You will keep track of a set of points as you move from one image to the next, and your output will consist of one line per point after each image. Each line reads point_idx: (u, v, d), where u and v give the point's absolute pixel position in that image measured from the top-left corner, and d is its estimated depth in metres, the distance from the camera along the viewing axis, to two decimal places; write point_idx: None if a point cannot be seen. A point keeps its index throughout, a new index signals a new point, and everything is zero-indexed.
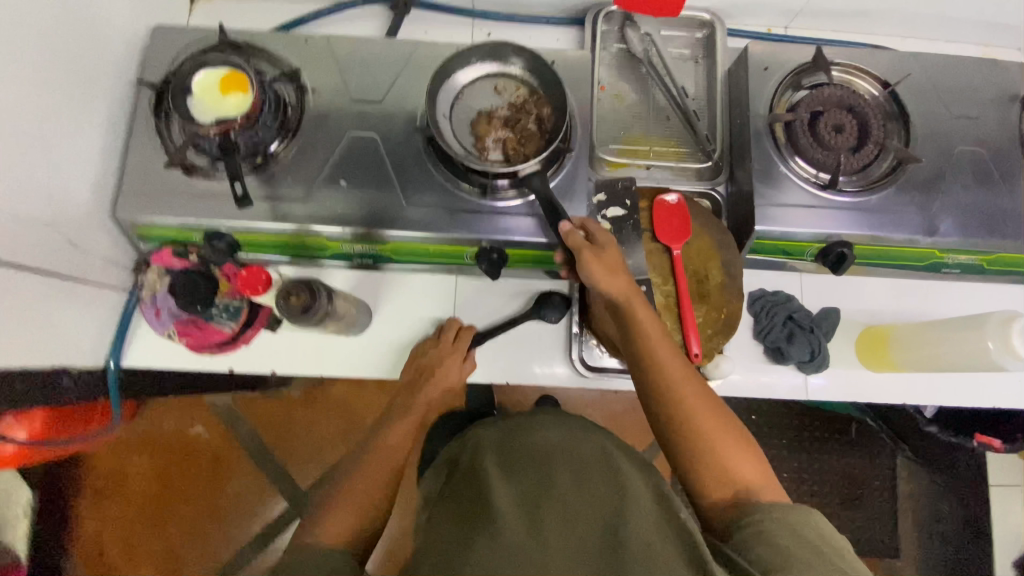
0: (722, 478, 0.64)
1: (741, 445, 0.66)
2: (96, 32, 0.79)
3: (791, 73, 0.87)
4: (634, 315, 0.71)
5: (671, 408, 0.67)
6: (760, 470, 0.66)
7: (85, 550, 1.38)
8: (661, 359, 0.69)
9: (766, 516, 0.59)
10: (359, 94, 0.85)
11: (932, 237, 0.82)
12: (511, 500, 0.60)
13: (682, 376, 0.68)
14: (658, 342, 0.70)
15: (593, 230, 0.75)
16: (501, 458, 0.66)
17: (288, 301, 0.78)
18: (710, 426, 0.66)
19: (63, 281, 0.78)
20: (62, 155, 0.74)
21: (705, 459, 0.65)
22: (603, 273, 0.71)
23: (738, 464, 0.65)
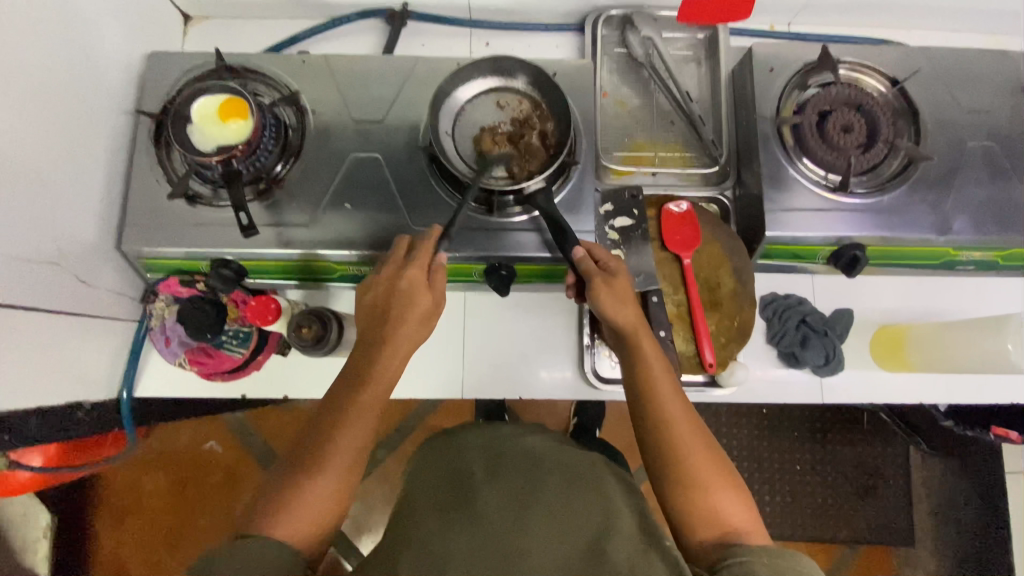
0: (712, 520, 0.62)
1: (733, 488, 0.64)
2: (92, 64, 0.78)
3: (798, 73, 0.86)
4: (636, 347, 0.70)
5: (664, 443, 0.66)
6: (749, 514, 0.63)
7: (105, 569, 1.39)
8: (660, 389, 0.68)
9: (757, 558, 0.56)
10: (359, 113, 0.84)
11: (946, 235, 0.81)
12: (500, 507, 0.61)
13: (681, 411, 0.68)
14: (659, 377, 0.69)
15: (602, 256, 0.75)
16: (491, 468, 0.67)
17: (299, 333, 0.81)
18: (702, 464, 0.65)
19: (73, 317, 0.77)
20: (66, 191, 0.74)
21: (696, 499, 0.63)
22: (614, 302, 0.71)
23: (729, 506, 0.63)
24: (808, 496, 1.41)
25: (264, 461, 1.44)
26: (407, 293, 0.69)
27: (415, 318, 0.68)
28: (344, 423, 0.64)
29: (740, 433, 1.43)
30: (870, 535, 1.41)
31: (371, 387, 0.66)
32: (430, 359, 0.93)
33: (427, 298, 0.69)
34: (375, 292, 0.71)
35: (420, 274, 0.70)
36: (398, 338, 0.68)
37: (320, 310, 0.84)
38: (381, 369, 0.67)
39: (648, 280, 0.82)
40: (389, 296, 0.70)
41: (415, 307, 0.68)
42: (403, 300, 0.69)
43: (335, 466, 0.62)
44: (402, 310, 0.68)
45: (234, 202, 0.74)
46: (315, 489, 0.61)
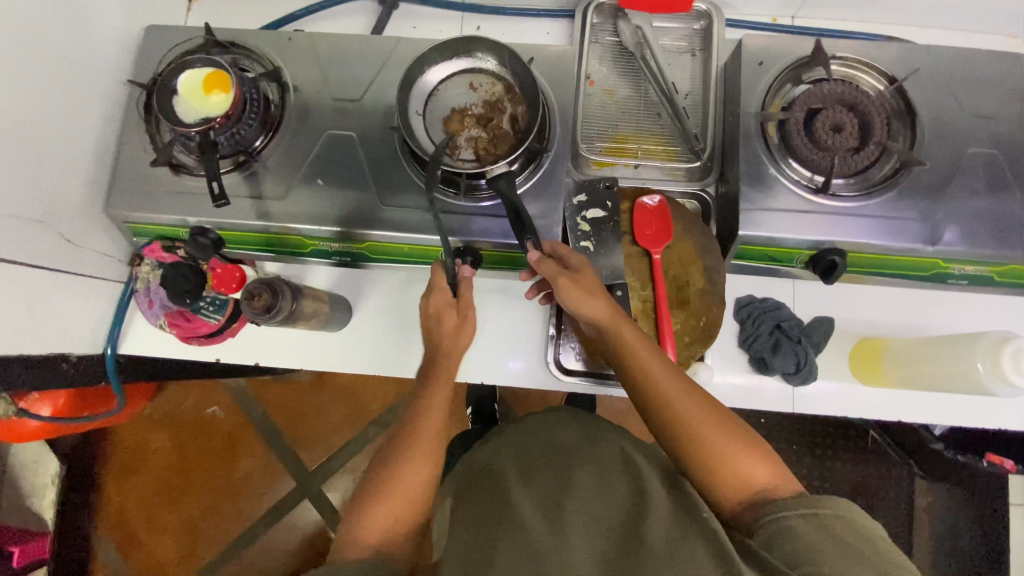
0: (733, 482, 0.62)
1: (748, 448, 0.63)
2: (88, 34, 0.82)
3: (788, 68, 0.82)
4: (616, 337, 0.70)
5: (669, 423, 0.66)
6: (771, 468, 0.63)
7: (108, 517, 1.48)
8: (652, 370, 0.68)
9: (796, 512, 0.56)
10: (340, 92, 0.85)
11: (934, 245, 0.76)
12: (531, 505, 0.62)
13: (675, 384, 0.67)
14: (648, 358, 0.68)
15: (564, 254, 0.75)
16: (520, 469, 0.70)
17: (253, 302, 0.79)
18: (712, 433, 0.64)
19: (60, 273, 0.82)
20: (55, 154, 0.78)
21: (711, 467, 0.63)
22: (580, 294, 0.70)
23: (747, 465, 0.62)
24: None
25: (260, 428, 1.50)
26: (435, 317, 0.70)
27: (450, 331, 0.69)
28: (409, 448, 0.65)
29: None
30: None
31: (423, 411, 0.67)
32: (401, 339, 0.94)
33: (453, 314, 0.70)
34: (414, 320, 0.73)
35: (441, 296, 0.71)
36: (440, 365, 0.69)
37: (272, 280, 0.82)
38: (425, 398, 0.68)
39: (614, 274, 0.81)
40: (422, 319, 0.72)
41: (449, 322, 0.70)
42: (433, 320, 0.70)
43: (404, 483, 0.63)
44: (433, 327, 0.70)
45: (208, 172, 0.76)
46: (385, 512, 0.62)
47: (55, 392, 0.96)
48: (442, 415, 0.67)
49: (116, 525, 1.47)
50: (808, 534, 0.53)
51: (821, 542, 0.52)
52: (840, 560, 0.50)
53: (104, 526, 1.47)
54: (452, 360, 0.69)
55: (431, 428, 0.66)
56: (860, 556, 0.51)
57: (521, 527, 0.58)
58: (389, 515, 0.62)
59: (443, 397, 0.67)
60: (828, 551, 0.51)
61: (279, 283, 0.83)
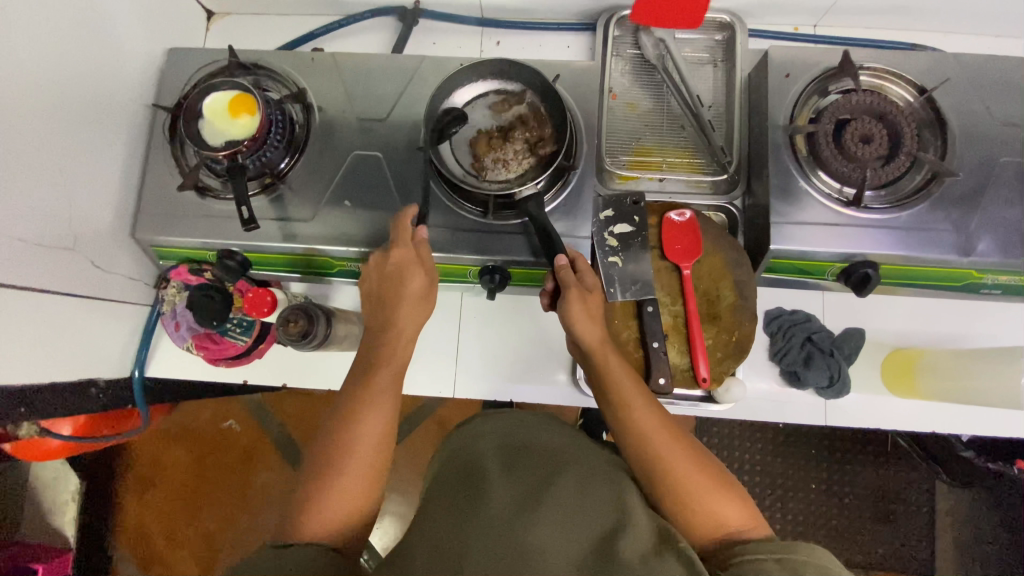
0: (708, 521, 0.62)
1: (723, 488, 0.64)
2: (113, 60, 0.82)
3: (816, 79, 0.82)
4: (601, 365, 0.72)
5: (644, 456, 0.66)
6: (746, 509, 0.63)
7: (128, 534, 1.48)
8: (630, 402, 0.69)
9: (770, 556, 0.55)
10: (365, 112, 0.85)
11: (968, 256, 0.76)
12: (506, 504, 0.60)
13: (653, 421, 0.68)
14: (626, 387, 0.70)
15: (581, 268, 0.76)
16: (503, 464, 0.67)
17: (287, 328, 0.79)
18: (687, 472, 0.64)
19: (89, 299, 0.82)
20: (81, 180, 0.78)
21: (684, 507, 0.63)
22: (583, 317, 0.72)
23: (722, 506, 0.63)
24: (824, 516, 1.35)
25: (278, 443, 1.49)
26: (396, 273, 0.71)
27: (409, 298, 0.70)
28: (356, 416, 0.65)
29: (754, 447, 1.38)
30: (887, 560, 1.34)
31: (373, 390, 0.67)
32: (428, 356, 0.94)
33: (418, 270, 0.71)
34: (370, 279, 0.73)
35: (408, 252, 0.72)
36: (387, 340, 0.70)
37: (307, 305, 0.82)
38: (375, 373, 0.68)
39: (644, 289, 0.81)
40: (385, 278, 0.72)
41: (408, 288, 0.70)
42: (398, 277, 0.71)
43: (344, 462, 0.62)
44: (397, 290, 0.71)
45: (238, 197, 0.76)
46: (337, 503, 0.61)
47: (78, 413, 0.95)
48: (387, 398, 0.67)
49: (137, 541, 1.48)
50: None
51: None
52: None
53: (124, 543, 1.48)
54: (402, 337, 0.70)
55: (376, 407, 0.66)
56: None
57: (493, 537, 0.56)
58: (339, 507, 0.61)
59: (391, 374, 0.68)
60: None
61: (316, 309, 0.82)
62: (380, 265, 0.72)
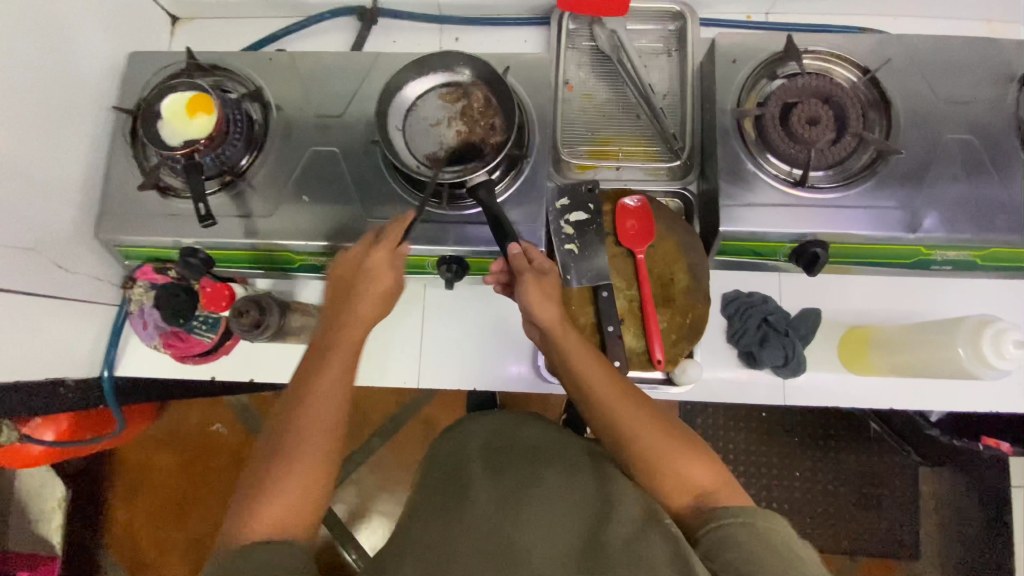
0: (677, 485, 0.63)
1: (693, 454, 0.65)
2: (74, 65, 0.83)
3: (762, 64, 0.83)
4: (561, 345, 0.72)
5: (609, 424, 0.67)
6: (714, 472, 0.63)
7: (115, 540, 1.48)
8: (593, 381, 0.69)
9: (734, 520, 0.56)
10: (322, 109, 0.87)
11: (915, 233, 0.77)
12: (491, 502, 0.63)
13: (617, 394, 0.68)
14: (586, 361, 0.70)
15: (535, 254, 0.75)
16: (490, 467, 0.70)
17: (240, 318, 0.84)
18: (653, 441, 0.65)
19: (54, 300, 0.83)
20: (43, 182, 0.79)
21: (653, 473, 0.64)
22: (538, 297, 0.72)
23: (689, 466, 0.63)
24: (807, 501, 1.36)
25: None
26: (372, 272, 0.72)
27: (371, 296, 0.72)
28: (302, 417, 0.65)
29: (736, 436, 1.38)
30: (871, 546, 1.35)
31: (314, 386, 0.67)
32: (394, 350, 0.95)
33: (390, 271, 0.73)
34: (343, 266, 0.75)
35: (386, 253, 0.73)
36: (342, 336, 0.71)
37: (260, 297, 0.88)
38: (324, 365, 0.68)
39: (599, 275, 0.82)
40: (356, 272, 0.73)
41: (371, 287, 0.72)
42: (370, 276, 0.72)
43: (295, 464, 0.62)
44: (359, 287, 0.72)
45: (195, 194, 0.77)
46: (286, 500, 0.61)
47: (57, 416, 0.97)
48: (336, 384, 0.67)
49: (124, 547, 1.48)
50: (746, 545, 0.54)
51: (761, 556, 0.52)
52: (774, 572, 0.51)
53: (111, 549, 1.48)
54: (352, 331, 0.71)
55: (325, 398, 0.66)
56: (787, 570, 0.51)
57: (482, 534, 0.59)
58: (300, 497, 0.61)
59: (343, 367, 0.69)
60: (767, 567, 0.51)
61: (270, 301, 0.88)
62: (349, 263, 0.74)
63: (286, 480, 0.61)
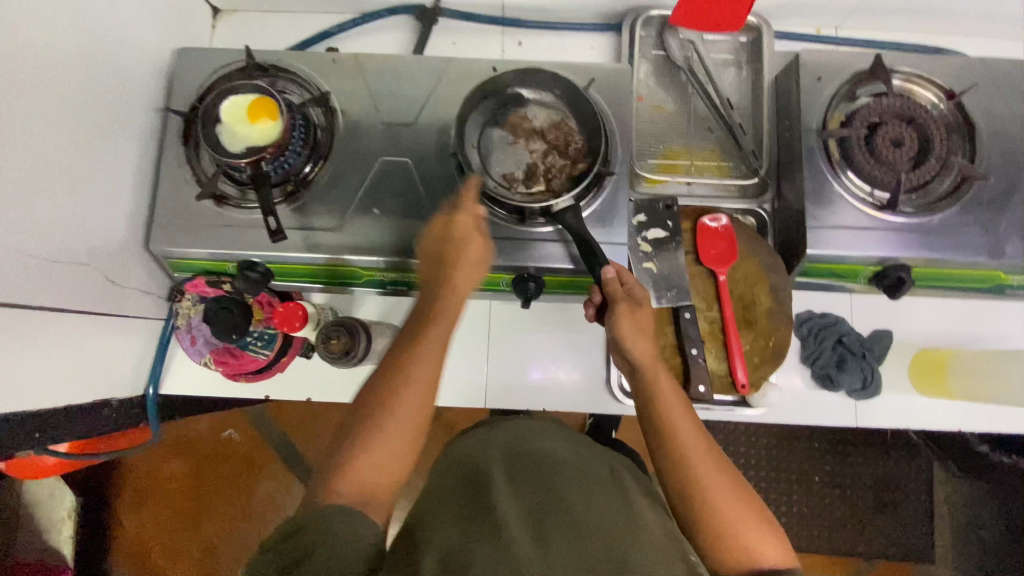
0: (739, 555, 0.60)
1: (763, 528, 0.62)
2: (121, 61, 0.77)
3: (847, 83, 0.82)
4: (650, 383, 0.70)
5: (679, 478, 0.65)
6: (782, 550, 0.61)
7: (127, 550, 1.42)
8: (676, 425, 0.67)
9: None
10: (391, 116, 0.82)
11: (998, 259, 0.77)
12: (515, 513, 0.57)
13: (699, 447, 0.66)
14: (672, 409, 0.68)
15: (631, 282, 0.73)
16: (513, 470, 0.64)
17: (328, 346, 0.81)
18: (724, 503, 0.63)
19: (100, 316, 0.78)
20: (91, 190, 0.73)
21: (716, 535, 0.62)
22: (632, 330, 0.71)
23: (758, 541, 0.61)
24: (829, 507, 1.38)
25: (283, 451, 1.44)
26: (463, 234, 0.71)
27: (467, 262, 0.70)
28: (400, 377, 0.64)
29: (762, 442, 1.39)
30: (891, 548, 1.37)
31: (422, 339, 0.67)
32: (455, 367, 0.92)
33: (479, 238, 0.72)
34: (432, 235, 0.73)
35: (470, 217, 0.72)
36: (443, 301, 0.70)
37: (345, 321, 0.84)
38: (431, 325, 0.68)
39: (680, 295, 0.80)
40: (445, 240, 0.72)
41: (465, 253, 0.71)
42: (460, 241, 0.71)
43: (386, 429, 0.61)
44: (454, 253, 0.71)
45: (265, 207, 0.73)
46: (381, 459, 0.60)
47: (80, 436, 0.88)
48: (437, 348, 0.67)
49: (136, 558, 1.42)
50: None
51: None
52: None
53: (123, 560, 1.42)
54: (452, 300, 0.70)
55: (427, 358, 0.65)
56: None
57: (505, 537, 0.53)
58: (383, 461, 0.60)
59: (444, 330, 0.68)
60: None
61: (356, 325, 0.84)
62: (444, 222, 0.73)
63: (382, 438, 0.61)
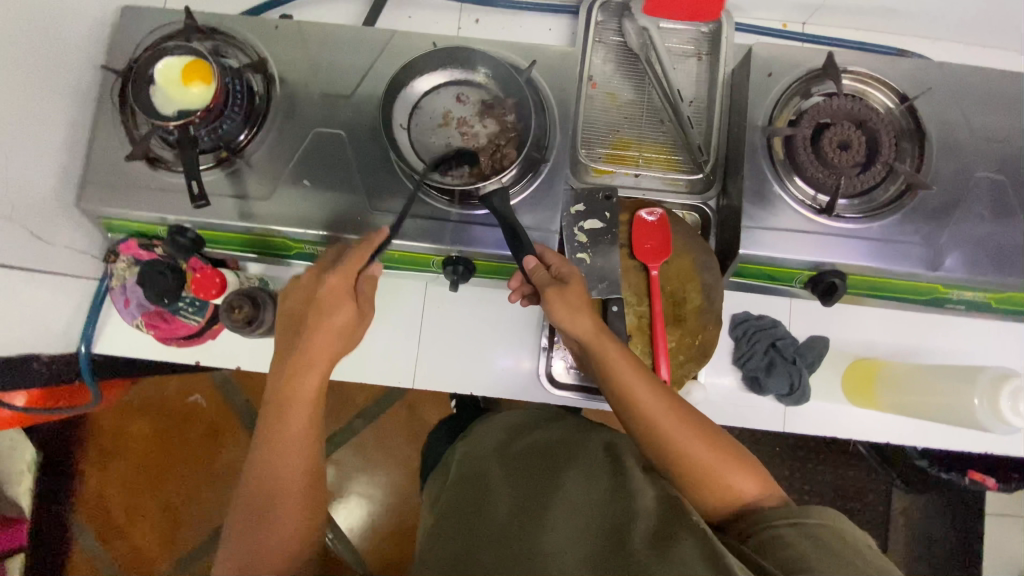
0: (722, 493, 0.62)
1: (741, 464, 0.63)
2: (58, 14, 0.76)
3: (798, 81, 0.80)
4: (601, 358, 0.67)
5: (654, 439, 0.64)
6: (759, 480, 0.62)
7: (88, 508, 1.40)
8: (637, 393, 0.65)
9: (784, 522, 0.55)
10: (330, 87, 0.81)
11: (935, 271, 0.75)
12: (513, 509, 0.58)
13: (666, 408, 0.64)
14: (630, 376, 0.65)
15: (557, 264, 0.73)
16: (505, 468, 0.65)
17: (232, 315, 0.80)
18: (700, 452, 0.62)
19: (29, 271, 0.78)
20: (20, 143, 0.73)
21: (701, 481, 0.62)
22: (566, 313, 0.68)
23: (737, 479, 0.62)
24: None
25: (244, 418, 1.43)
26: (326, 302, 0.67)
27: (331, 330, 0.66)
28: (273, 452, 0.65)
29: None
30: None
31: (284, 422, 0.65)
32: (388, 346, 0.91)
33: (346, 305, 0.67)
34: (297, 300, 0.70)
35: (343, 281, 0.67)
36: (301, 378, 0.66)
37: (252, 290, 0.83)
38: (287, 409, 0.66)
39: (611, 288, 0.79)
40: (308, 303, 0.68)
41: (331, 320, 0.67)
42: (322, 310, 0.67)
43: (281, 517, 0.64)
44: (318, 319, 0.67)
45: (188, 171, 0.72)
46: (273, 543, 0.62)
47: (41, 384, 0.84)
48: (305, 425, 0.66)
49: (98, 515, 1.40)
50: (798, 546, 0.51)
51: (810, 552, 0.50)
52: (831, 567, 0.48)
53: (82, 518, 1.40)
54: (315, 368, 0.67)
55: (295, 438, 0.66)
56: (848, 566, 0.48)
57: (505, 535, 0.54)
58: (281, 540, 0.63)
59: (308, 405, 0.66)
60: (822, 561, 0.48)
61: (263, 294, 0.84)
62: (310, 289, 0.69)
63: (281, 517, 0.64)
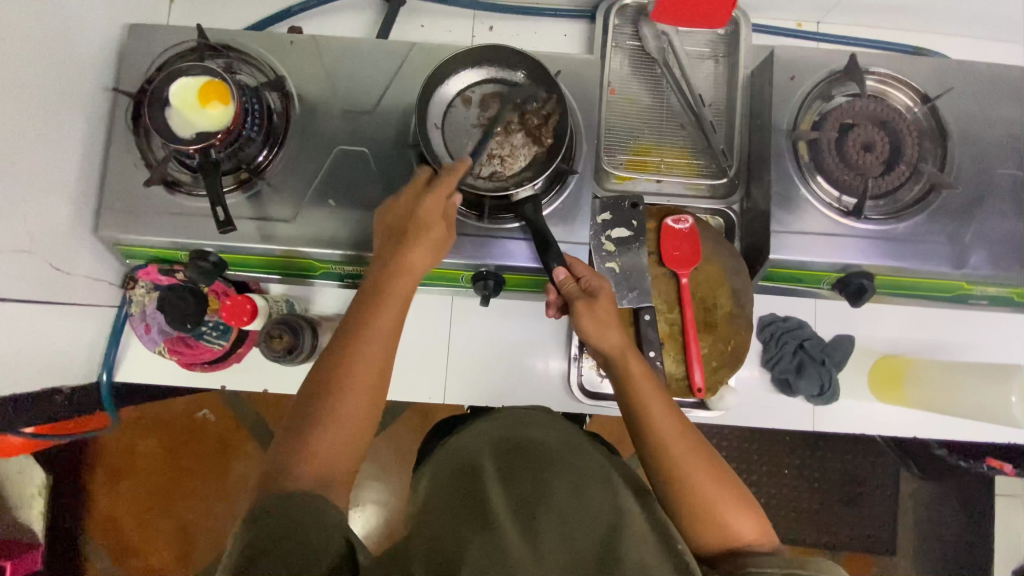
0: (716, 529, 0.61)
1: (739, 506, 0.62)
2: (66, 37, 0.73)
3: (821, 82, 0.80)
4: (622, 372, 0.68)
5: (660, 463, 0.64)
6: (757, 526, 0.62)
7: (99, 530, 1.38)
8: (652, 413, 0.65)
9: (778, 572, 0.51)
10: (350, 103, 0.79)
11: (961, 269, 0.76)
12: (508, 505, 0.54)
13: (676, 434, 0.64)
14: (648, 394, 0.66)
15: (590, 276, 0.72)
16: (501, 460, 0.62)
17: (271, 343, 0.83)
18: (701, 484, 0.62)
19: (48, 303, 0.76)
20: (33, 172, 0.70)
21: (696, 514, 0.61)
22: (595, 328, 0.69)
23: (735, 519, 0.61)
24: (797, 500, 1.37)
25: (256, 432, 1.41)
26: (424, 220, 0.67)
27: (429, 244, 0.67)
28: (349, 350, 0.62)
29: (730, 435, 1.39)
30: (855, 542, 1.37)
31: (366, 336, 0.63)
32: (416, 361, 0.91)
33: (440, 222, 0.67)
34: (395, 214, 0.69)
35: (437, 204, 0.68)
36: (395, 279, 0.66)
37: (289, 318, 0.85)
38: (375, 313, 0.64)
39: (641, 297, 0.79)
40: (409, 219, 0.68)
41: (427, 235, 0.67)
42: (417, 226, 0.67)
43: (335, 417, 0.59)
44: (417, 233, 0.67)
45: (211, 197, 0.70)
46: (335, 446, 0.58)
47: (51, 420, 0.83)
48: (390, 327, 0.64)
49: (110, 536, 1.38)
50: None
51: None
52: None
53: (94, 540, 1.38)
54: (411, 276, 0.66)
55: (379, 337, 0.63)
56: None
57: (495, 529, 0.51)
58: (335, 447, 0.58)
59: (399, 309, 0.65)
60: None
61: (301, 322, 0.85)
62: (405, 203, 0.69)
63: (342, 415, 0.59)
